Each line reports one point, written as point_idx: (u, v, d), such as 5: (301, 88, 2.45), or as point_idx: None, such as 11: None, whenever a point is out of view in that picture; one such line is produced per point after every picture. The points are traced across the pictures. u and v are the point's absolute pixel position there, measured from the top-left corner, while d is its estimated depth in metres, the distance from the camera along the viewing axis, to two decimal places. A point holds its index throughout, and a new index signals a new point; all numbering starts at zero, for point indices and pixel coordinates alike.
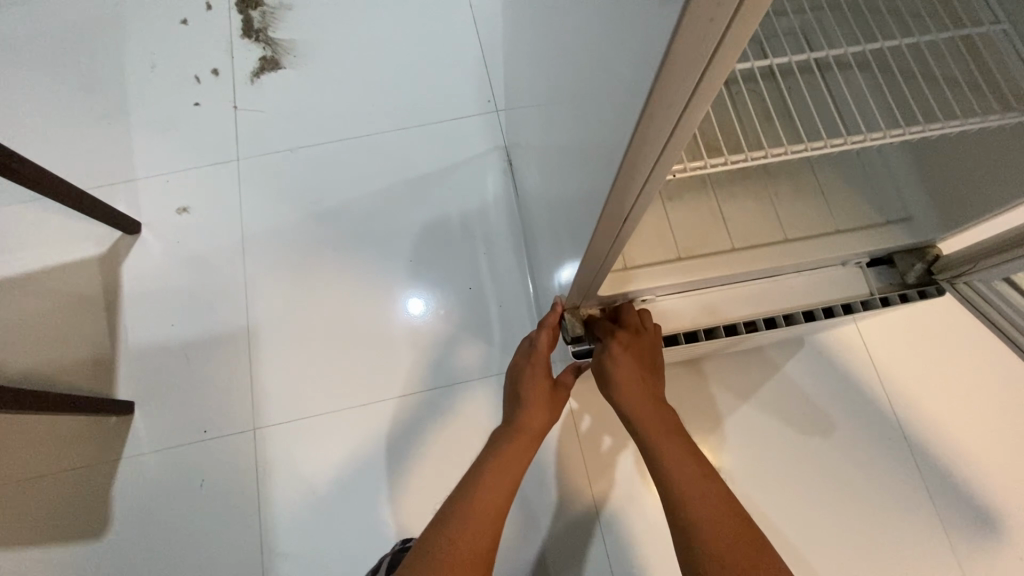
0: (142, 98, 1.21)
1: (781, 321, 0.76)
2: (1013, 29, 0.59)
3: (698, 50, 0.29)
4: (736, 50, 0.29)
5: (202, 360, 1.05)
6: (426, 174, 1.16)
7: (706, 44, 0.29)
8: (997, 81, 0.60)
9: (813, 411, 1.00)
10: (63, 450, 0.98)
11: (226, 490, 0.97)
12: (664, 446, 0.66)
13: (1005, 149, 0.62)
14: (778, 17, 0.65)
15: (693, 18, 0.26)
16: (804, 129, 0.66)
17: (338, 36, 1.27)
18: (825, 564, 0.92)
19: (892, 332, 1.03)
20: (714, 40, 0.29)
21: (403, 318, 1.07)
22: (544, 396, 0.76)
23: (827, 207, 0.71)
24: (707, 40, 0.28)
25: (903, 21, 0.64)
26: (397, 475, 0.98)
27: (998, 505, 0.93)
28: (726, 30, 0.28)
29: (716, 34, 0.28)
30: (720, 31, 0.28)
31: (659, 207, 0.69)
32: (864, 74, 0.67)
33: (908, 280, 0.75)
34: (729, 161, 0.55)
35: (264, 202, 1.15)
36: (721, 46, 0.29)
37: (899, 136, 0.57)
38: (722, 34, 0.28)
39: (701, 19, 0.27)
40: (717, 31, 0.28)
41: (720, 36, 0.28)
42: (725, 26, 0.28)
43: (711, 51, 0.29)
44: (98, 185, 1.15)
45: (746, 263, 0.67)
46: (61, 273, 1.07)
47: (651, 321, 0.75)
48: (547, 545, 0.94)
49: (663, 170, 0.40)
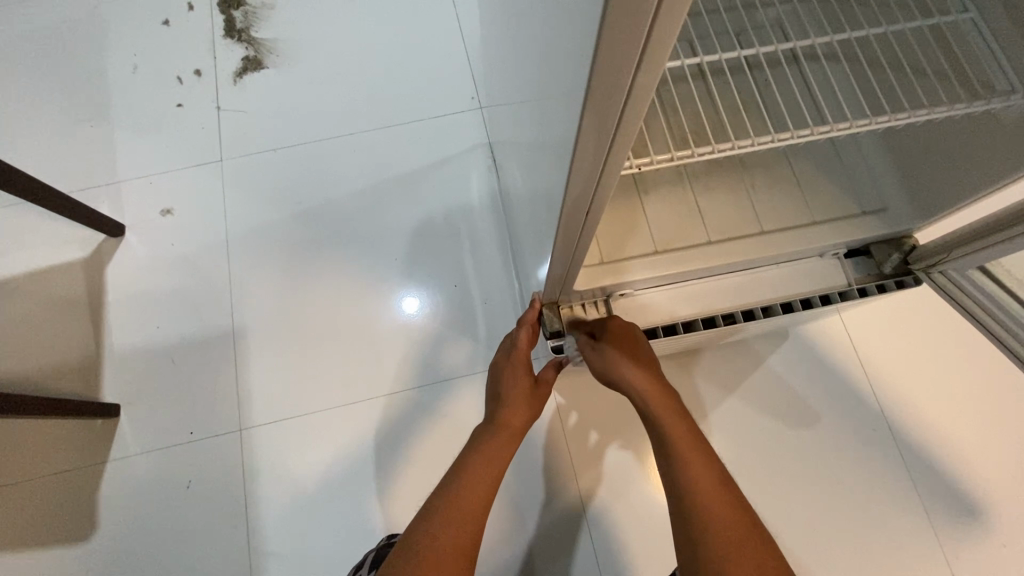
0: (124, 100, 1.21)
1: (759, 313, 0.76)
2: (980, 18, 0.60)
3: (630, 41, 0.30)
4: (669, 38, 0.30)
5: (187, 361, 1.05)
6: (410, 172, 1.16)
7: (639, 27, 0.29)
8: (966, 70, 0.61)
9: (797, 403, 1.00)
10: (48, 454, 0.98)
11: (212, 491, 0.97)
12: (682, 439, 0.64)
13: (977, 137, 0.62)
14: (748, 10, 0.66)
15: (619, 3, 0.27)
16: (776, 120, 0.65)
17: (321, 34, 1.27)
18: (810, 555, 0.92)
19: (876, 324, 1.03)
20: (647, 22, 0.29)
21: (390, 317, 1.07)
22: (524, 391, 0.76)
23: (802, 198, 0.71)
24: (639, 24, 0.29)
25: (872, 12, 0.64)
26: (384, 472, 0.98)
27: (981, 493, 0.94)
28: (656, 19, 0.29)
29: (648, 16, 0.28)
30: (652, 14, 0.28)
31: (634, 201, 0.69)
32: (835, 66, 0.67)
33: (884, 270, 0.75)
34: (697, 154, 0.55)
35: (248, 203, 1.14)
36: (654, 33, 0.30)
37: (867, 126, 0.57)
38: (653, 18, 0.29)
39: (627, 5, 0.27)
40: (648, 14, 0.28)
41: (652, 18, 0.28)
42: (656, 8, 0.28)
43: (646, 34, 0.30)
44: (80, 188, 1.15)
45: (720, 256, 0.68)
46: (44, 277, 1.07)
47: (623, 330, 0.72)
48: (534, 540, 0.95)
49: (618, 159, 0.41)
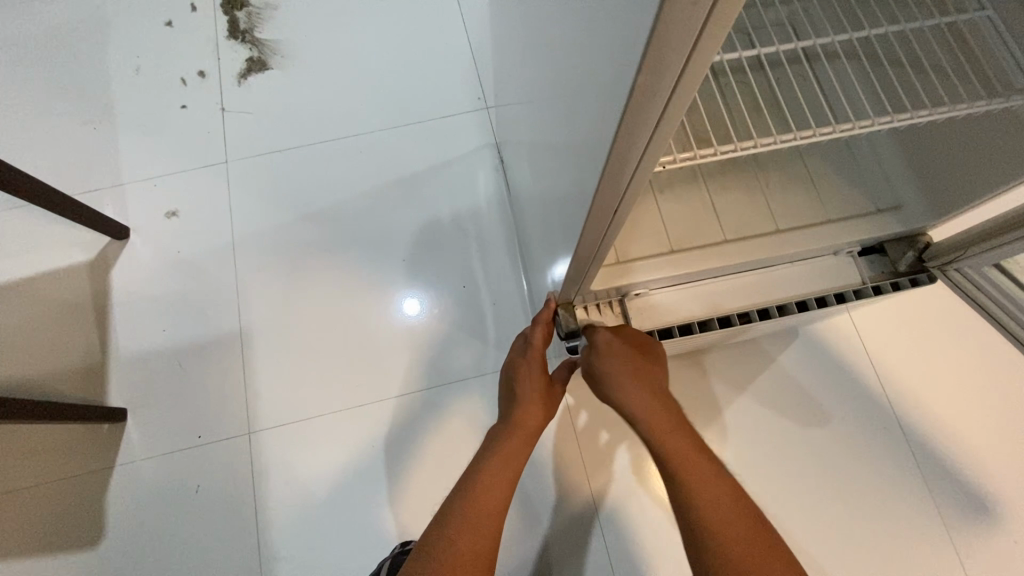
0: (127, 101, 1.20)
1: (774, 312, 0.76)
2: (998, 15, 0.60)
3: (677, 45, 0.29)
4: (717, 43, 0.29)
5: (194, 365, 1.04)
6: (417, 173, 1.16)
7: (688, 31, 0.28)
8: (983, 67, 0.61)
9: (807, 402, 1.00)
10: (54, 459, 0.97)
11: (221, 496, 0.97)
12: (694, 474, 0.64)
13: (994, 135, 0.62)
14: (765, 8, 0.65)
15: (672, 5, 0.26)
16: (794, 118, 0.65)
17: (326, 35, 1.26)
18: (821, 553, 0.92)
19: (885, 323, 1.04)
20: (697, 26, 0.28)
21: (399, 318, 1.07)
22: (539, 392, 0.76)
23: (818, 197, 0.71)
24: (689, 27, 0.28)
25: (889, 10, 0.64)
26: (394, 475, 0.98)
27: (992, 490, 0.94)
28: (707, 22, 0.28)
29: (699, 20, 0.27)
30: (703, 17, 0.28)
31: (651, 200, 0.69)
32: (851, 64, 0.67)
33: (899, 268, 0.75)
34: (718, 152, 0.55)
35: (255, 205, 1.14)
36: (703, 37, 0.29)
37: (888, 124, 0.57)
38: (703, 21, 0.28)
39: (679, 8, 0.26)
40: (699, 18, 0.27)
41: (703, 21, 0.28)
42: (708, 10, 0.27)
43: (694, 39, 0.29)
44: (83, 191, 1.14)
45: (737, 255, 0.68)
46: (48, 281, 1.06)
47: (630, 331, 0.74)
48: (547, 542, 0.94)
49: (650, 164, 0.40)
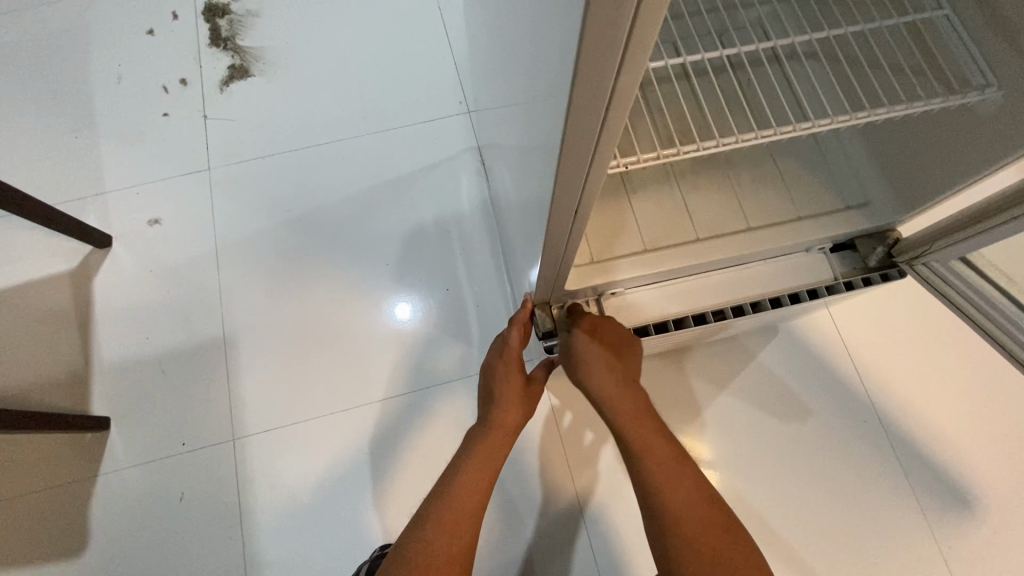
0: (108, 110, 1.20)
1: (748, 308, 0.77)
2: (955, 14, 0.61)
3: (611, 44, 0.31)
4: (648, 39, 0.31)
5: (179, 372, 1.04)
6: (400, 177, 1.16)
7: (618, 30, 0.30)
8: (941, 64, 0.62)
9: (789, 397, 1.01)
10: (37, 469, 0.96)
11: (204, 505, 0.96)
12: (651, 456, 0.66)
13: (953, 133, 0.64)
14: (731, 11, 0.68)
15: (599, 5, 0.27)
16: (759, 118, 0.66)
17: (307, 41, 1.27)
18: (803, 548, 0.93)
19: (863, 317, 1.05)
20: (627, 22, 0.29)
21: (383, 322, 1.07)
22: (518, 391, 0.76)
23: (787, 194, 0.72)
24: (620, 26, 0.29)
25: (849, 9, 0.66)
26: (380, 478, 0.98)
27: (970, 482, 0.95)
28: (637, 17, 0.29)
29: (626, 18, 0.29)
30: (631, 16, 0.29)
31: (623, 201, 0.71)
32: (814, 65, 0.69)
33: (870, 263, 0.75)
34: (682, 152, 0.56)
35: (238, 212, 1.14)
36: (635, 31, 0.30)
37: (846, 121, 0.58)
38: (633, 19, 0.30)
39: (607, 8, 0.28)
40: (626, 16, 0.29)
41: (631, 18, 0.29)
42: (636, 7, 0.29)
43: (626, 36, 0.31)
44: (64, 200, 1.13)
45: (708, 254, 0.69)
46: (29, 290, 1.05)
47: (608, 321, 0.73)
48: (532, 542, 0.95)
49: (604, 156, 0.41)
